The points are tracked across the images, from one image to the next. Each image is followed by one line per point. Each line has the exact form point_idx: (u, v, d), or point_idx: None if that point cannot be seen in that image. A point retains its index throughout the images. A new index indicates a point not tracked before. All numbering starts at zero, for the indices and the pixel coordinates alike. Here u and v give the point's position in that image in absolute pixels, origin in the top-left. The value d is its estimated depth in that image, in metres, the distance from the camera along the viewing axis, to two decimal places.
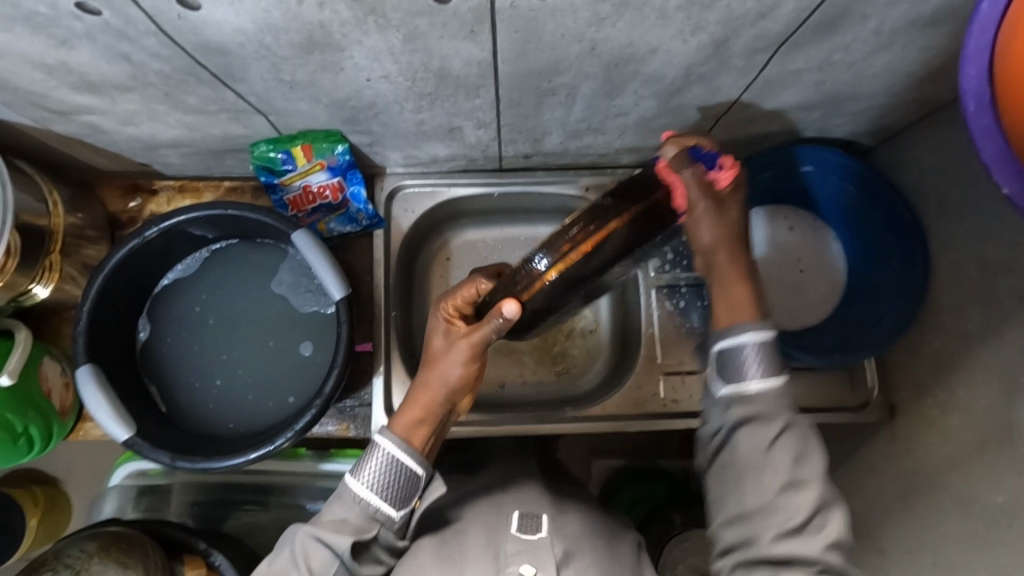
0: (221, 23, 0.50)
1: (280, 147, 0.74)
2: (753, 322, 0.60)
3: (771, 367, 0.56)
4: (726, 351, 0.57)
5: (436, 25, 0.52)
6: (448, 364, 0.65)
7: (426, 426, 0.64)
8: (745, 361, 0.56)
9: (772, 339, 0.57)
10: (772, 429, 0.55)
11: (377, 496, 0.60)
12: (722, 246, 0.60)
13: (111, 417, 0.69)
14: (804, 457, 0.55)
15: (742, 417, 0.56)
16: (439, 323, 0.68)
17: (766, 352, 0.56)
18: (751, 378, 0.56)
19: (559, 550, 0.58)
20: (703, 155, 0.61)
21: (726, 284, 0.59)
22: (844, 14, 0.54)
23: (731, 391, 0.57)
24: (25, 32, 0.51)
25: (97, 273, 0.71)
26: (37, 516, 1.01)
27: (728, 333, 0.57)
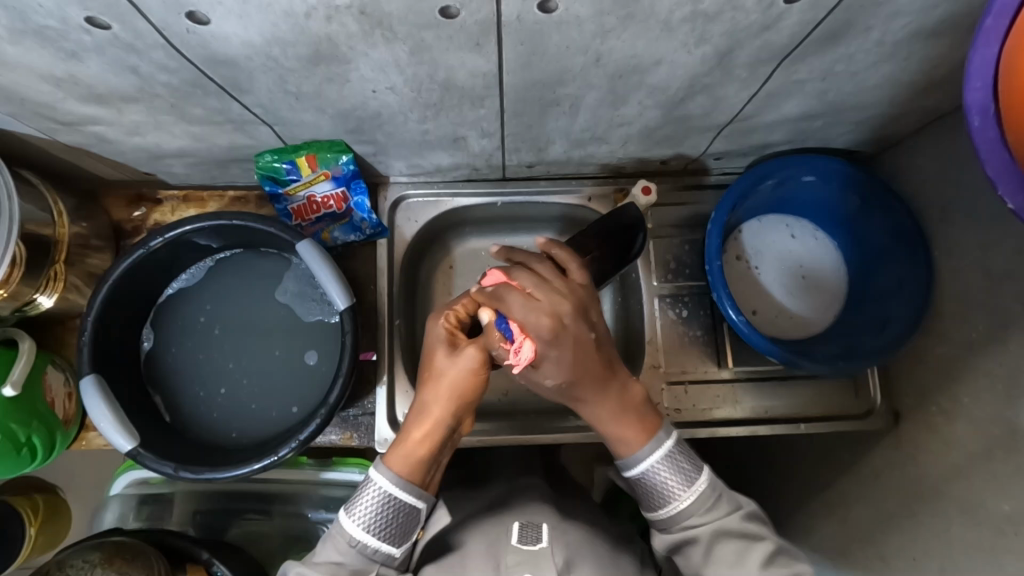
0: (229, 36, 0.50)
1: (285, 157, 0.75)
2: (654, 423, 0.65)
3: (686, 481, 0.62)
4: (638, 478, 0.63)
5: (442, 38, 0.52)
6: (460, 373, 0.62)
7: (427, 455, 0.61)
8: (660, 487, 0.62)
9: (670, 451, 0.63)
10: (701, 547, 0.60)
11: (373, 536, 0.58)
12: (572, 381, 0.62)
13: (113, 425, 0.68)
14: (741, 557, 0.60)
15: (682, 539, 0.62)
16: (442, 332, 0.64)
17: (670, 466, 0.62)
18: (675, 506, 0.62)
19: (560, 559, 0.59)
20: (507, 325, 0.61)
21: (603, 420, 0.64)
22: (847, 25, 0.54)
23: (663, 526, 0.63)
24: (34, 45, 0.51)
25: (102, 282, 0.71)
26: (37, 526, 1.00)
27: (630, 461, 0.63)
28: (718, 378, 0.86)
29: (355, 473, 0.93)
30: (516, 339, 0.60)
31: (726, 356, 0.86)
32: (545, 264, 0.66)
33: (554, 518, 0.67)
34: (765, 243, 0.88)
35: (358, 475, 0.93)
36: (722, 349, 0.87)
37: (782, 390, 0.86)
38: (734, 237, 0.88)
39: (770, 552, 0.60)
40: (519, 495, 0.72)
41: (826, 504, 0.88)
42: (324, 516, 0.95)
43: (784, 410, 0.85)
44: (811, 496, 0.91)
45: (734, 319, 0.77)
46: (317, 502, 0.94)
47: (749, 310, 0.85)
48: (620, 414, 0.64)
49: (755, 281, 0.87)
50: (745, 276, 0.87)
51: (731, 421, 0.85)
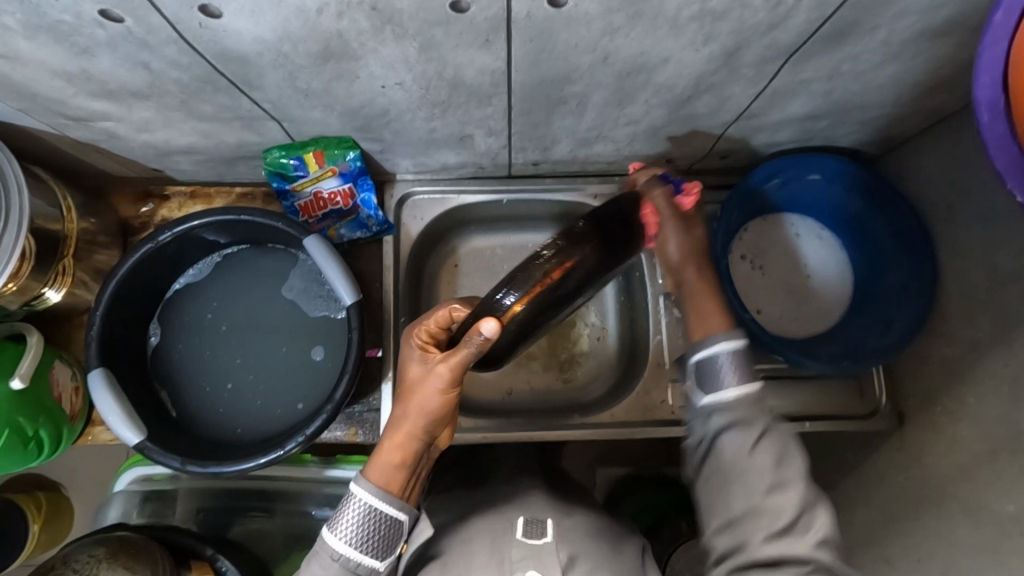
0: (240, 31, 0.51)
1: (292, 153, 0.75)
2: (733, 317, 0.60)
3: (745, 375, 0.56)
4: (703, 363, 0.57)
5: (452, 34, 0.52)
6: (427, 390, 0.59)
7: (404, 470, 0.60)
8: (721, 371, 0.56)
9: (744, 347, 0.57)
10: (753, 434, 0.55)
11: (356, 550, 0.57)
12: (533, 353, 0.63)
13: (122, 420, 0.69)
14: (785, 455, 0.55)
15: (723, 424, 0.55)
16: (414, 347, 0.62)
17: (739, 360, 0.56)
18: (725, 388, 0.56)
19: (564, 555, 0.59)
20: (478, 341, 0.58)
21: (694, 295, 0.62)
22: (854, 24, 0.55)
23: (708, 404, 0.56)
24: (48, 40, 0.52)
25: (111, 277, 0.71)
26: (40, 522, 1.01)
27: (704, 344, 0.57)
28: None
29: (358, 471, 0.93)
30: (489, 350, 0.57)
31: None
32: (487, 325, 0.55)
33: (558, 514, 0.67)
34: (770, 243, 0.88)
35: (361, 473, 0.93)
36: None
37: (787, 390, 0.86)
38: (740, 236, 0.88)
39: (807, 469, 0.55)
40: (522, 492, 0.72)
41: (831, 505, 0.87)
42: (327, 514, 0.94)
43: (788, 410, 0.85)
44: None
45: (740, 317, 0.77)
46: (320, 500, 0.94)
47: (753, 308, 0.86)
48: (719, 300, 0.61)
49: (759, 280, 0.87)
50: (750, 275, 0.87)
51: None
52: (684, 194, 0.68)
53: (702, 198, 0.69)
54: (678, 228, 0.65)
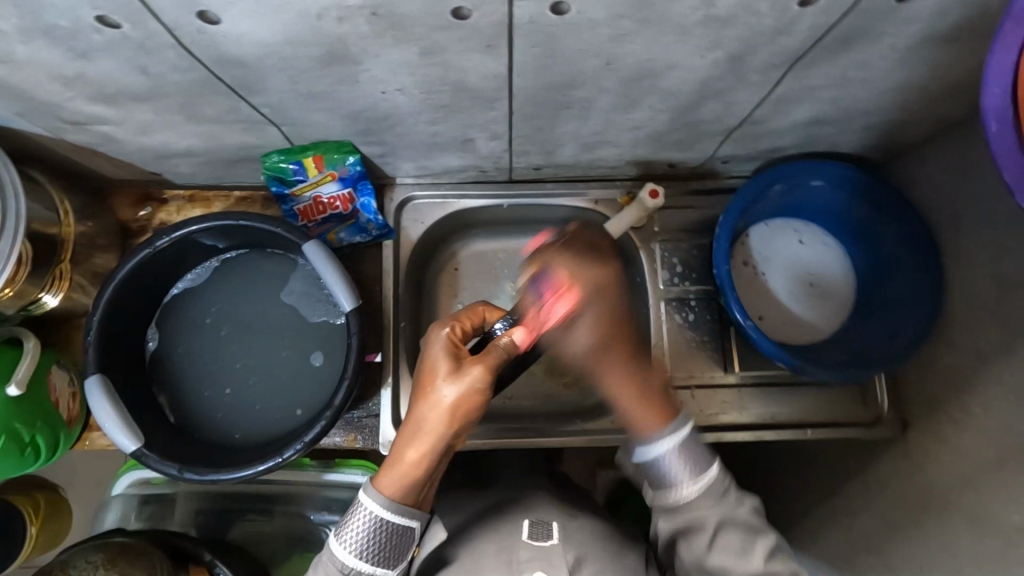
0: (241, 36, 0.50)
1: (292, 158, 0.74)
2: (668, 407, 0.63)
3: (695, 469, 0.61)
4: (649, 463, 0.62)
5: (455, 40, 0.52)
6: (462, 391, 0.57)
7: (419, 480, 0.58)
8: (667, 471, 0.61)
9: (688, 434, 0.62)
10: (709, 533, 0.60)
11: (365, 560, 0.58)
12: (596, 350, 0.63)
13: (118, 427, 0.68)
14: (748, 547, 0.60)
15: (681, 525, 0.61)
16: (445, 345, 0.60)
17: (683, 453, 0.61)
18: (679, 488, 0.61)
19: (572, 557, 0.59)
20: (539, 288, 0.64)
21: (621, 398, 0.63)
22: (863, 30, 0.54)
23: (666, 504, 0.62)
24: (45, 44, 0.51)
25: (109, 282, 0.71)
26: (38, 524, 0.99)
27: (646, 447, 0.62)
28: (725, 383, 0.86)
29: (358, 474, 0.93)
30: (545, 304, 0.63)
31: (733, 361, 0.86)
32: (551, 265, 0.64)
33: (564, 516, 0.67)
34: (773, 248, 0.88)
35: (359, 476, 0.93)
36: (728, 354, 0.86)
37: (789, 396, 0.86)
38: (743, 241, 0.88)
39: (771, 547, 0.60)
40: (522, 499, 0.71)
41: (832, 512, 0.87)
42: (326, 518, 0.94)
43: (789, 416, 0.85)
44: (815, 503, 0.90)
45: (741, 322, 0.77)
46: (319, 504, 0.94)
47: (756, 314, 0.85)
48: (642, 389, 0.62)
49: (762, 286, 0.86)
50: (753, 281, 0.86)
51: (737, 426, 0.85)
52: (554, 299, 0.63)
53: (582, 298, 0.62)
54: (564, 329, 0.63)
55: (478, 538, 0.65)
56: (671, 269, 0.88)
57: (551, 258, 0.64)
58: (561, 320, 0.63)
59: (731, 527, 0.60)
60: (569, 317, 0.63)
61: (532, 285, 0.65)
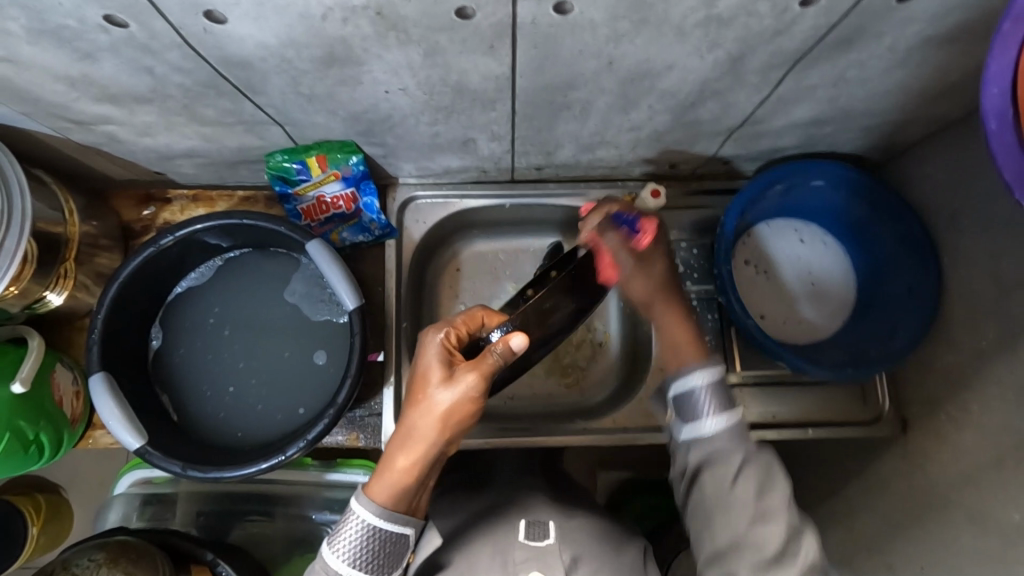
0: (245, 37, 0.50)
1: (295, 157, 0.75)
2: (706, 348, 0.67)
3: (721, 406, 0.62)
4: (683, 395, 0.64)
5: (457, 40, 0.52)
6: (458, 398, 0.59)
7: (411, 487, 0.59)
8: (699, 402, 0.63)
9: (718, 375, 0.64)
10: (734, 465, 0.60)
11: (359, 569, 0.57)
12: (659, 292, 0.72)
13: (122, 425, 0.68)
14: (765, 488, 0.59)
15: (708, 456, 0.61)
16: (441, 352, 0.61)
17: (714, 391, 0.63)
18: (705, 419, 0.62)
19: (568, 556, 0.59)
20: (629, 221, 0.73)
21: (667, 327, 0.70)
22: (860, 31, 0.54)
23: (692, 437, 0.63)
24: (51, 45, 0.51)
25: (113, 280, 0.71)
26: (39, 524, 1.01)
27: (681, 380, 0.64)
28: (726, 383, 0.86)
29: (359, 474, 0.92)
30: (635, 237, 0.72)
31: (734, 361, 0.86)
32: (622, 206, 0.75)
33: (560, 517, 0.67)
34: (773, 248, 0.88)
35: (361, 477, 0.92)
36: (729, 353, 0.87)
37: (789, 395, 0.86)
38: (744, 240, 0.88)
39: (789, 494, 0.61)
40: (523, 498, 0.71)
41: (834, 512, 0.87)
42: (328, 518, 0.94)
43: (791, 415, 0.85)
44: (817, 502, 0.91)
45: (742, 323, 0.77)
46: (321, 504, 0.94)
47: (757, 313, 0.85)
48: (690, 326, 0.70)
49: (763, 285, 0.87)
50: (754, 280, 0.87)
51: None
52: (637, 232, 0.72)
53: (656, 235, 0.73)
54: (637, 269, 0.72)
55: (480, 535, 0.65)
56: None
57: (613, 209, 0.74)
58: (642, 252, 0.72)
59: (752, 462, 0.61)
60: (649, 251, 0.72)
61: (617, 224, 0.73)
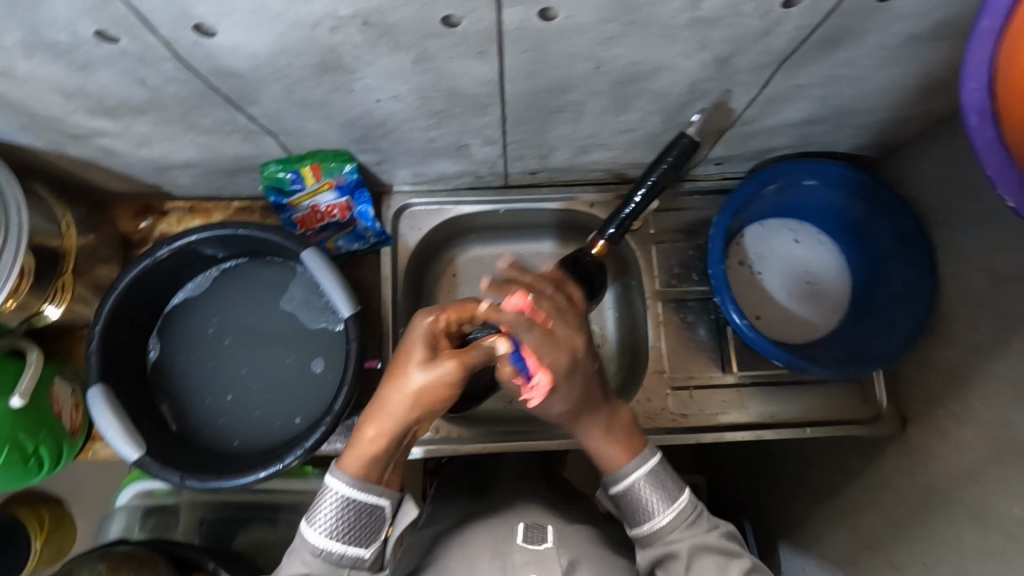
0: (236, 47, 0.51)
1: (290, 167, 0.75)
2: (636, 436, 0.65)
3: (666, 497, 0.62)
4: (624, 494, 0.63)
5: (446, 47, 0.53)
6: (432, 380, 0.59)
7: (382, 460, 0.60)
8: (642, 499, 0.62)
9: (656, 465, 0.64)
10: (683, 561, 0.59)
11: (338, 541, 0.57)
12: (572, 417, 0.63)
13: (122, 437, 0.69)
14: (722, 572, 0.59)
15: (659, 555, 0.61)
16: (428, 336, 0.61)
17: (654, 479, 0.63)
18: (651, 519, 0.61)
19: (566, 560, 0.59)
20: (520, 360, 0.58)
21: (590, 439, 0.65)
22: (847, 29, 0.55)
23: (641, 538, 0.62)
24: (45, 59, 0.52)
25: (110, 292, 0.72)
26: (43, 538, 1.02)
27: (619, 480, 0.63)
28: (724, 382, 0.86)
29: None
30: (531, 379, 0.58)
31: (732, 361, 0.86)
32: (518, 300, 0.59)
33: (559, 522, 0.67)
34: (768, 247, 0.88)
35: None
36: (726, 354, 0.87)
37: (788, 394, 0.86)
38: (738, 241, 0.88)
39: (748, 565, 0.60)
40: (519, 503, 0.71)
41: (837, 511, 0.86)
42: None
43: (790, 415, 0.85)
44: (818, 503, 0.90)
45: (738, 323, 0.77)
46: None
47: (753, 313, 0.85)
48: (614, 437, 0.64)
49: (759, 286, 0.87)
50: (750, 280, 0.87)
51: (737, 426, 0.85)
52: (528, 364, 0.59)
53: (558, 372, 0.58)
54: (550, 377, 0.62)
55: (479, 533, 0.65)
56: (668, 271, 0.89)
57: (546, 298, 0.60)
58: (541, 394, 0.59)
59: (703, 555, 0.60)
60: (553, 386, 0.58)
61: (512, 359, 0.58)
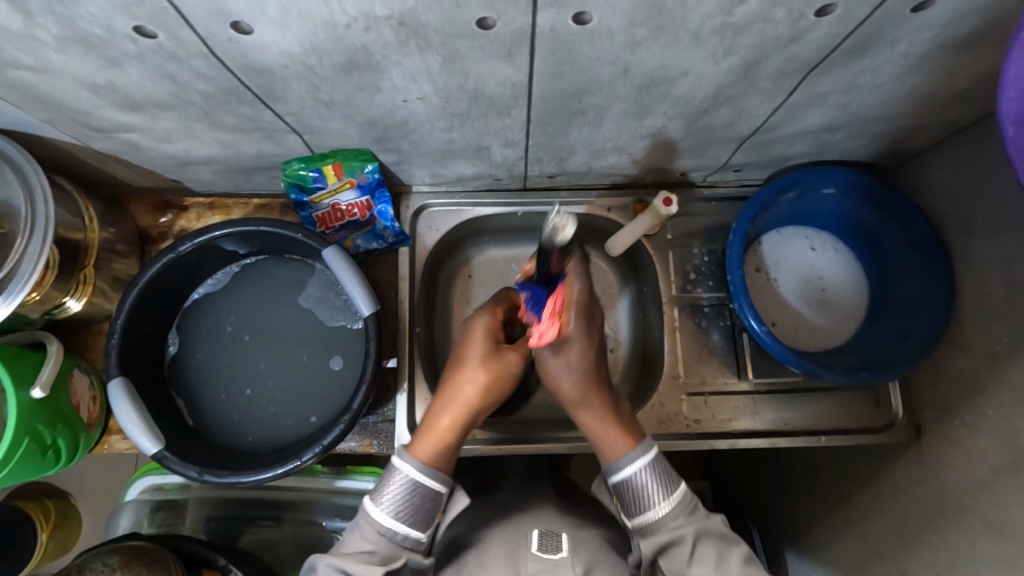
0: (268, 45, 0.51)
1: (311, 165, 0.76)
2: (636, 433, 0.68)
3: (665, 488, 0.63)
4: (623, 484, 0.65)
5: (475, 47, 0.53)
6: (499, 371, 0.69)
7: (450, 447, 0.64)
8: (641, 490, 0.64)
9: (654, 458, 0.65)
10: (686, 547, 0.60)
11: (402, 521, 0.59)
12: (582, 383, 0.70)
13: (141, 430, 0.69)
14: (724, 559, 0.60)
15: (663, 543, 0.62)
16: (489, 333, 0.71)
17: (653, 472, 0.64)
18: (653, 508, 0.63)
19: (580, 567, 0.58)
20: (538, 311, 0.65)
21: (594, 428, 0.69)
22: (874, 38, 0.55)
23: (642, 526, 0.63)
24: (79, 53, 0.52)
25: (132, 286, 0.72)
26: (48, 530, 1.01)
27: (620, 466, 0.65)
28: (738, 389, 0.86)
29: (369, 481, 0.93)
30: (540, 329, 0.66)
31: (746, 367, 0.86)
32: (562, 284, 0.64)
33: (572, 527, 0.67)
34: (785, 254, 0.89)
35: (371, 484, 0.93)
36: (741, 360, 0.87)
37: (802, 402, 0.86)
38: (755, 247, 0.89)
39: (746, 555, 0.62)
40: (532, 506, 0.71)
41: (847, 520, 0.86)
42: (338, 525, 0.94)
43: (803, 422, 0.85)
44: (828, 510, 0.90)
45: (756, 328, 0.77)
46: (331, 510, 0.94)
47: (769, 320, 0.86)
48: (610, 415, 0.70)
49: (775, 292, 0.87)
50: (766, 288, 0.87)
51: (750, 433, 0.85)
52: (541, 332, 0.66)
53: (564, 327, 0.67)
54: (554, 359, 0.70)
55: (493, 539, 0.64)
56: (683, 276, 0.89)
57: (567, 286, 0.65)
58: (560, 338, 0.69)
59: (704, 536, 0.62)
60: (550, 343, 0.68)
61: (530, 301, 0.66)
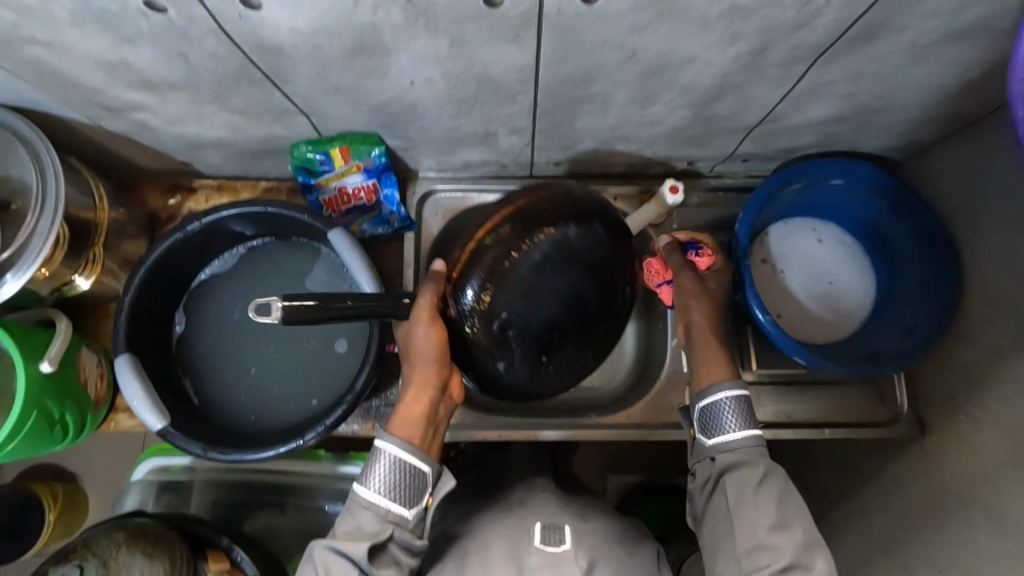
0: (277, 23, 0.52)
1: (319, 148, 0.76)
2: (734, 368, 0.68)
3: (745, 419, 0.64)
4: (706, 407, 0.66)
5: (483, 29, 0.53)
6: (424, 336, 0.62)
7: (423, 420, 0.63)
8: (722, 414, 0.65)
9: (745, 395, 0.65)
10: (754, 473, 0.61)
11: (387, 499, 0.59)
12: (709, 309, 0.73)
13: (147, 406, 0.70)
14: (786, 501, 0.60)
15: (730, 466, 0.63)
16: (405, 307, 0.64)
17: (739, 406, 0.65)
18: (729, 432, 0.64)
19: (584, 562, 0.60)
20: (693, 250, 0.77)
21: (699, 356, 0.70)
22: (882, 25, 0.55)
23: (715, 448, 0.64)
24: (92, 29, 0.53)
25: (140, 264, 0.73)
26: (55, 511, 1.03)
27: (709, 391, 0.66)
28: (742, 380, 0.86)
29: None
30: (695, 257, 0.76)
31: (750, 359, 0.86)
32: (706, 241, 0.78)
33: (576, 520, 0.67)
34: (791, 246, 0.88)
35: None
36: (746, 352, 0.86)
37: (805, 395, 0.85)
38: (761, 238, 0.88)
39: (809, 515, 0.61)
40: (535, 497, 0.71)
41: (849, 515, 0.85)
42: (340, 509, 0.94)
43: (807, 415, 0.85)
44: (830, 507, 0.90)
45: (762, 320, 0.76)
46: (334, 495, 0.95)
47: (774, 312, 0.85)
48: (720, 345, 0.70)
49: (781, 283, 0.86)
50: (772, 278, 0.86)
51: (753, 424, 0.85)
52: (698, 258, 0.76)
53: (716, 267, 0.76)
54: (694, 282, 0.75)
55: (495, 526, 0.65)
56: None
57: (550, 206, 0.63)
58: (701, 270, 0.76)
59: (773, 475, 0.61)
60: (706, 272, 0.76)
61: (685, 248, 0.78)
